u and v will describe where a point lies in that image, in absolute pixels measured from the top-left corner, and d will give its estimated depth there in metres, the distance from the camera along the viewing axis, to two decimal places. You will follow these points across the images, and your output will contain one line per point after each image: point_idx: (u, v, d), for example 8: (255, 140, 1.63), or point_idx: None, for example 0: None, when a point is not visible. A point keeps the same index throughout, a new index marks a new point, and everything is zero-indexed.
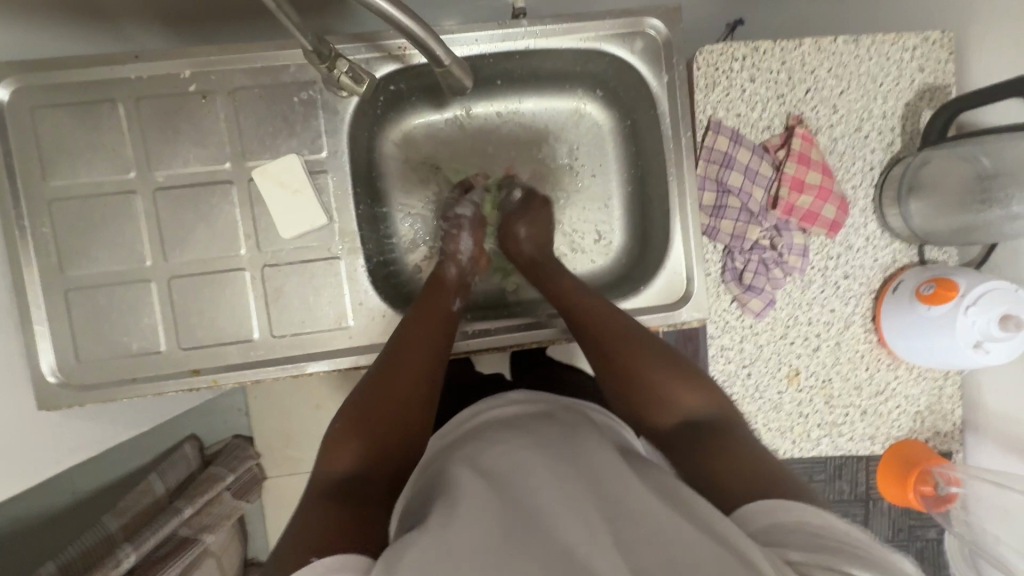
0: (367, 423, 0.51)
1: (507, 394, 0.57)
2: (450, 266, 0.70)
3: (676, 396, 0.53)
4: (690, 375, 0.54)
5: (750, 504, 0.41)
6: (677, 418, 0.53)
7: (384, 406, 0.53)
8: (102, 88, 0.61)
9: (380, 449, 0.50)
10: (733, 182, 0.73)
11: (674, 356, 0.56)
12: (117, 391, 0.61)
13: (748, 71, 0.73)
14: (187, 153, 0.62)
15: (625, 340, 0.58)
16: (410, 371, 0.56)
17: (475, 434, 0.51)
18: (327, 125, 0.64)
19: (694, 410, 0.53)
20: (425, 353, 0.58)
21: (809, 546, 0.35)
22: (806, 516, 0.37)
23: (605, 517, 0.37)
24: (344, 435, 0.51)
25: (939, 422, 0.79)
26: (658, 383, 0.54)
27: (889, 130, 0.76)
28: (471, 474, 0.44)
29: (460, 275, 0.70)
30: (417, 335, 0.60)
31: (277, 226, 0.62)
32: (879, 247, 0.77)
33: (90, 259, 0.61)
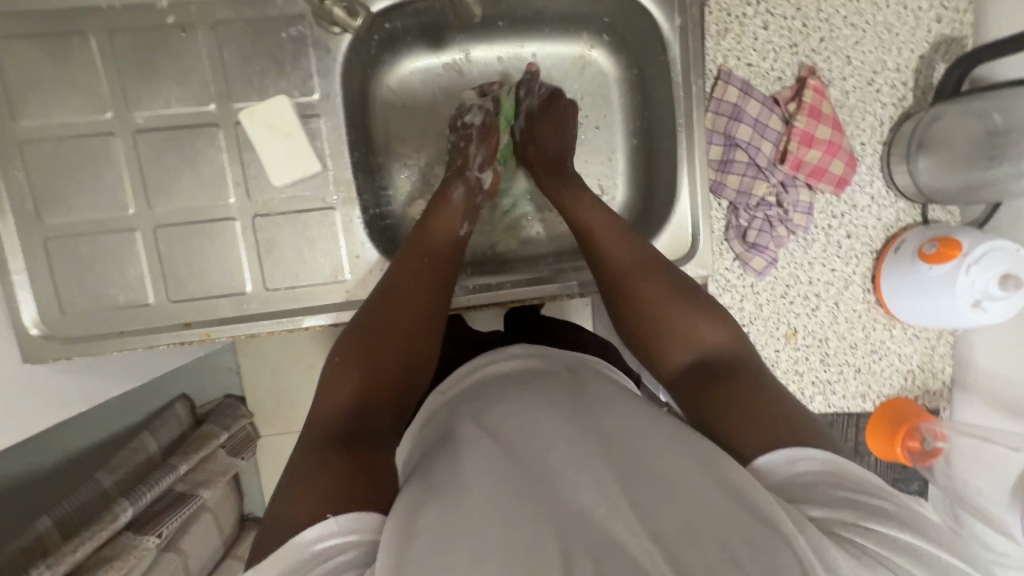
0: (361, 371, 0.50)
1: (509, 348, 0.55)
2: (456, 187, 0.66)
3: (693, 331, 0.52)
4: (708, 311, 0.53)
5: (771, 455, 0.40)
6: (690, 354, 0.52)
7: (379, 356, 0.51)
8: (72, 18, 0.56)
9: (375, 398, 0.50)
10: (742, 136, 0.70)
11: (695, 292, 0.55)
12: (106, 345, 0.59)
13: (761, 18, 0.70)
14: (168, 92, 0.58)
15: (647, 280, 0.56)
16: (406, 322, 0.54)
17: (479, 388, 0.50)
18: (318, 65, 0.60)
19: (709, 343, 0.51)
20: (422, 305, 0.56)
21: (835, 502, 0.37)
22: (833, 470, 0.38)
23: (619, 475, 0.37)
24: (340, 379, 0.50)
25: (929, 379, 0.81)
26: (674, 318, 0.53)
27: (902, 84, 0.73)
28: (475, 435, 0.43)
29: (467, 196, 0.66)
30: (415, 284, 0.57)
31: (268, 173, 0.59)
32: (883, 205, 0.76)
33: (69, 207, 0.58)
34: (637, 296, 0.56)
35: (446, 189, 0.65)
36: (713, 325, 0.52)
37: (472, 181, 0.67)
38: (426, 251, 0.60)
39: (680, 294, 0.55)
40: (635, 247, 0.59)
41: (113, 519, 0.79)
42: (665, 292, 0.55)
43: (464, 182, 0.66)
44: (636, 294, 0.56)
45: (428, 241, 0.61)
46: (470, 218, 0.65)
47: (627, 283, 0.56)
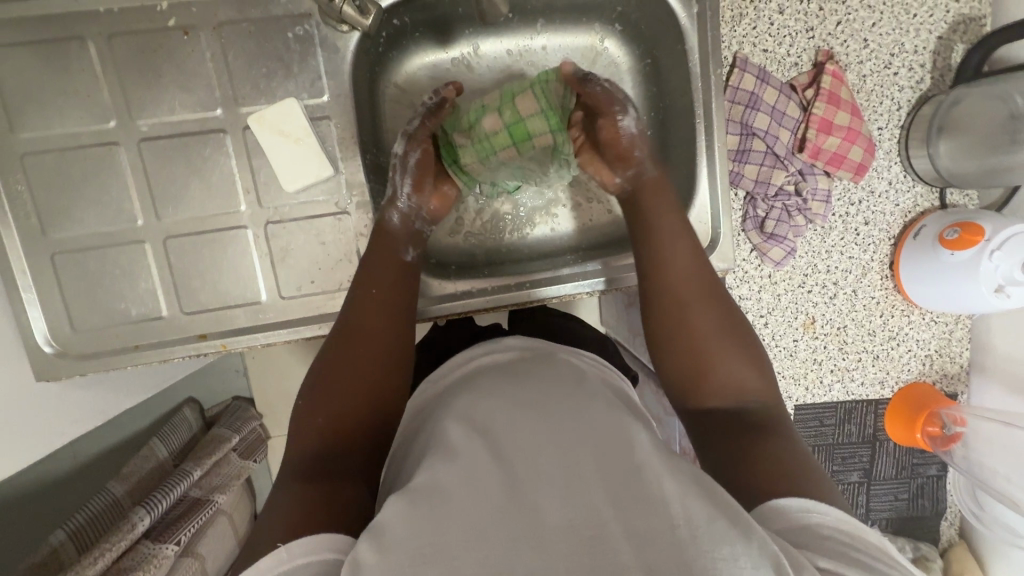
0: (320, 409, 0.49)
1: (503, 341, 0.55)
2: (391, 214, 0.60)
3: (735, 376, 0.52)
4: (756, 357, 0.53)
5: (779, 500, 0.40)
6: (728, 399, 0.51)
7: (334, 393, 0.50)
8: (67, 23, 0.53)
9: (334, 435, 0.48)
10: (759, 124, 0.69)
11: (747, 333, 0.54)
12: (120, 359, 0.58)
13: (778, 1, 0.67)
14: (172, 97, 0.56)
15: (702, 313, 0.54)
16: (356, 356, 0.52)
17: (472, 386, 0.48)
18: (326, 64, 0.58)
19: (748, 390, 0.51)
20: (371, 335, 0.53)
21: (842, 557, 0.34)
22: (841, 528, 0.36)
23: (614, 496, 0.34)
24: (299, 420, 0.49)
25: (947, 363, 0.81)
26: (721, 359, 0.52)
27: (920, 67, 0.72)
28: (458, 430, 0.42)
29: (404, 222, 0.61)
30: (362, 313, 0.54)
31: (278, 177, 0.57)
32: (901, 191, 0.75)
33: (77, 221, 0.56)
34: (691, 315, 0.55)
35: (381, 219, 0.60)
36: (756, 376, 0.52)
37: (407, 207, 0.62)
38: (370, 272, 0.57)
39: (732, 325, 0.54)
40: (697, 269, 0.57)
41: (130, 529, 0.79)
42: (717, 331, 0.54)
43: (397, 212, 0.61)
44: (694, 327, 0.54)
45: (374, 262, 0.58)
46: (413, 241, 0.61)
47: (686, 315, 0.55)
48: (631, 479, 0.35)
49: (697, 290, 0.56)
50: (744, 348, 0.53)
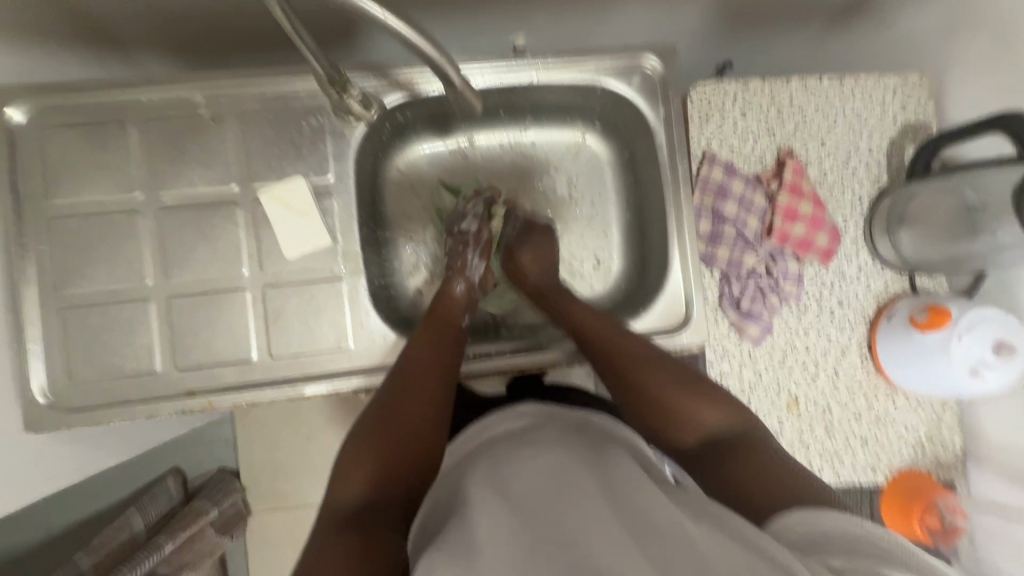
0: (370, 455, 0.52)
1: (521, 405, 0.59)
2: (458, 283, 0.68)
3: (694, 409, 0.55)
4: (707, 392, 0.56)
5: (784, 516, 0.43)
6: (698, 433, 0.55)
7: (386, 442, 0.52)
8: (113, 110, 0.62)
9: (383, 484, 0.51)
10: (728, 212, 0.74)
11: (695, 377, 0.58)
12: (106, 413, 0.60)
13: (740, 107, 0.76)
14: (194, 174, 0.63)
15: (641, 363, 0.59)
16: (409, 407, 0.55)
17: (489, 449, 0.53)
18: (334, 149, 0.65)
19: (714, 422, 0.55)
20: (424, 388, 0.56)
21: (849, 550, 0.37)
22: (848, 523, 0.39)
23: (634, 535, 0.39)
24: (350, 465, 0.52)
25: (940, 451, 0.79)
26: (684, 408, 0.55)
27: (876, 165, 0.79)
28: (483, 487, 0.47)
29: (467, 292, 0.68)
30: (420, 365, 0.59)
31: (280, 245, 0.63)
32: (871, 276, 0.78)
33: (90, 278, 0.61)
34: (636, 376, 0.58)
35: (448, 286, 0.68)
36: (716, 406, 0.55)
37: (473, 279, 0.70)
38: (435, 332, 0.62)
39: (677, 373, 0.58)
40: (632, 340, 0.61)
41: None
42: (660, 377, 0.57)
43: (463, 280, 0.69)
44: (644, 391, 0.57)
45: (439, 323, 0.64)
46: (470, 308, 0.68)
47: (625, 371, 0.59)
48: (645, 519, 0.40)
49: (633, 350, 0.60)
50: (697, 390, 0.56)
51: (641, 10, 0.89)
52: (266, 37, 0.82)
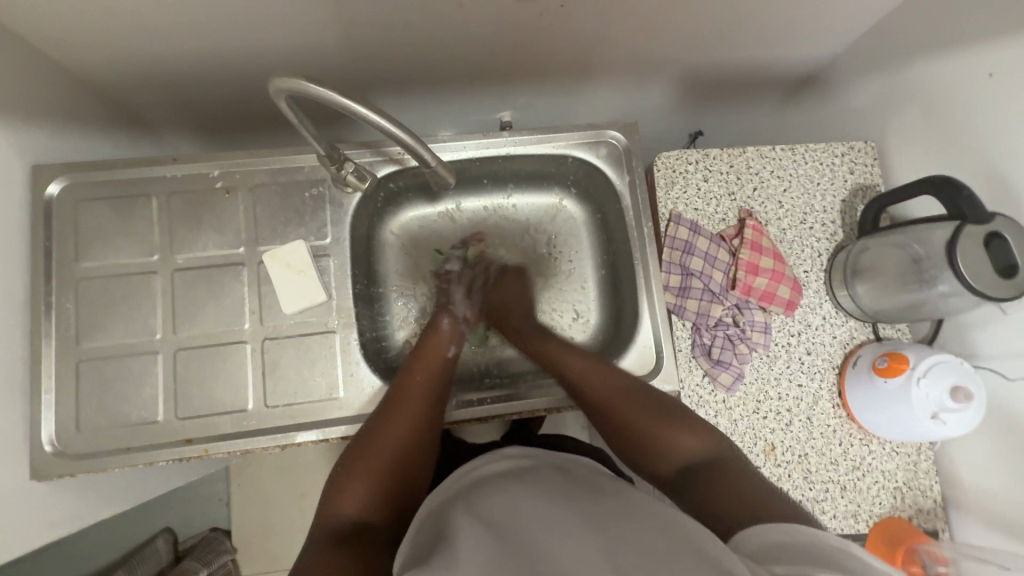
0: (368, 474, 0.56)
1: (505, 452, 0.63)
2: (444, 318, 0.78)
3: (673, 437, 0.60)
4: (685, 421, 0.61)
5: (747, 530, 0.46)
6: (679, 460, 0.59)
7: (383, 463, 0.58)
8: (140, 185, 0.70)
9: (378, 502, 0.55)
10: (695, 267, 0.80)
11: (673, 411, 0.63)
12: (109, 461, 0.63)
13: (701, 173, 0.84)
14: (207, 238, 0.70)
15: (623, 402, 0.65)
16: (403, 432, 0.61)
17: (475, 488, 0.56)
18: (332, 215, 0.73)
19: (690, 449, 0.59)
20: (416, 416, 0.63)
21: (797, 557, 0.40)
22: (797, 539, 0.42)
23: (604, 549, 0.41)
24: (347, 483, 0.56)
25: (919, 498, 0.80)
26: (665, 436, 0.60)
27: (831, 223, 0.85)
28: (468, 521, 0.49)
29: (453, 326, 0.77)
30: (412, 396, 0.65)
31: (280, 301, 0.69)
32: (836, 325, 0.83)
33: (106, 333, 0.67)
34: (619, 406, 0.65)
35: (435, 321, 0.77)
36: (694, 433, 0.60)
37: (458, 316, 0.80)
38: (426, 367, 0.70)
39: (654, 406, 0.64)
40: (614, 377, 0.68)
41: None
42: (640, 413, 0.63)
43: (448, 314, 0.79)
44: (626, 421, 0.63)
45: (430, 359, 0.71)
46: (457, 342, 0.76)
47: (608, 409, 0.66)
48: (617, 537, 0.43)
49: (615, 387, 0.67)
50: (671, 418, 0.62)
51: (613, 89, 1.00)
52: (279, 117, 0.93)
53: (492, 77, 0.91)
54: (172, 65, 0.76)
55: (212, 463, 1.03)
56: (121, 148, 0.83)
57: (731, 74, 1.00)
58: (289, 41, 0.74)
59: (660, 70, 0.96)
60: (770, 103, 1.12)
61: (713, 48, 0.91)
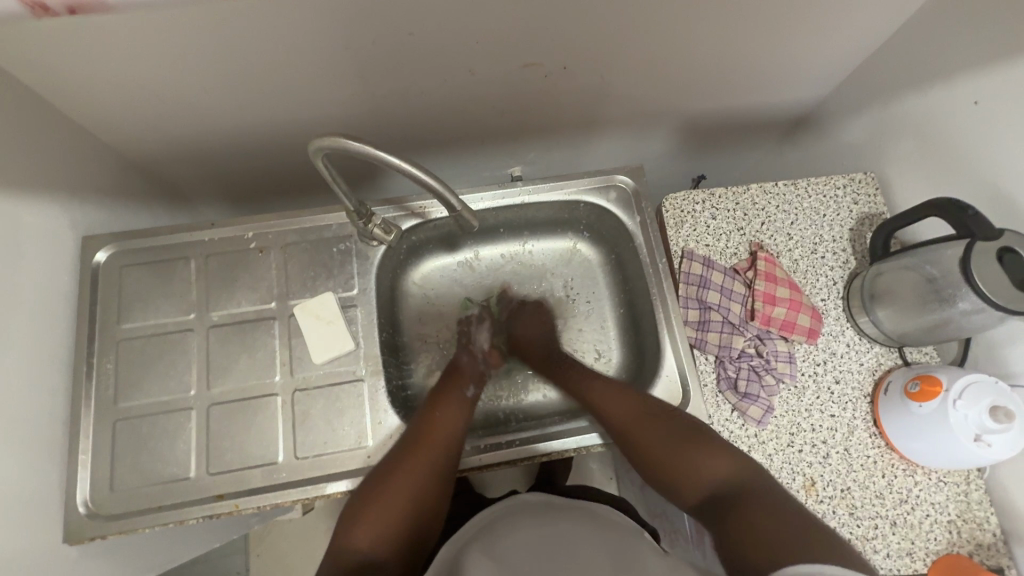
0: (381, 512, 0.59)
1: (522, 496, 0.69)
2: (463, 354, 0.81)
3: (697, 463, 0.62)
4: (706, 446, 0.63)
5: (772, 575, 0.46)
6: (705, 489, 0.61)
7: (398, 503, 0.60)
8: (180, 249, 0.75)
9: (390, 539, 0.58)
10: (712, 300, 0.81)
11: (694, 439, 0.64)
12: (141, 521, 0.63)
13: (708, 211, 0.88)
14: (241, 295, 0.73)
15: (647, 433, 0.66)
16: (419, 467, 0.62)
17: (491, 528, 0.63)
18: (359, 268, 0.76)
19: (715, 477, 0.61)
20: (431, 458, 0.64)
21: None
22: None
23: None
24: (360, 515, 0.59)
25: (976, 531, 0.75)
26: (690, 466, 0.62)
27: (842, 251, 0.87)
28: (486, 565, 0.55)
29: (472, 364, 0.80)
30: (434, 430, 0.66)
31: (309, 352, 0.71)
32: (861, 352, 0.82)
33: (143, 391, 0.69)
34: (642, 434, 0.67)
35: (456, 359, 0.80)
36: (717, 459, 0.62)
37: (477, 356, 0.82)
38: (444, 405, 0.71)
39: (676, 434, 0.65)
40: (633, 404, 0.70)
41: None
42: (665, 444, 0.65)
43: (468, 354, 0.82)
44: (653, 451, 0.65)
45: (450, 402, 0.72)
46: (475, 382, 0.78)
47: (631, 438, 0.67)
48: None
49: (637, 417, 0.68)
50: (694, 449, 0.63)
51: (616, 141, 1.07)
52: (305, 183, 0.99)
53: (503, 135, 0.97)
54: (210, 141, 0.83)
55: (234, 528, 1.01)
56: (158, 218, 0.89)
57: (727, 120, 1.06)
58: (318, 114, 0.81)
59: (660, 119, 1.02)
60: (768, 143, 1.18)
61: (707, 97, 0.97)
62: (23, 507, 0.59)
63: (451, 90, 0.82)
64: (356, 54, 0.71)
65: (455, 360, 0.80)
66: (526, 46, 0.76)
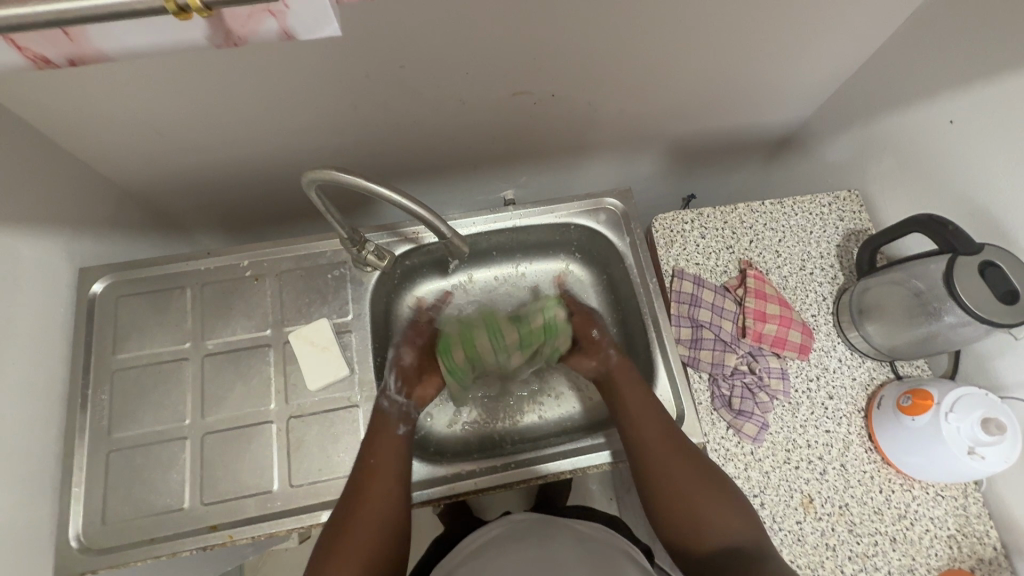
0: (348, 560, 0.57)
1: (513, 518, 0.71)
2: (383, 399, 0.70)
3: (713, 514, 0.62)
4: (726, 497, 0.63)
5: None
6: (716, 537, 0.61)
7: (364, 540, 0.59)
8: (176, 278, 0.76)
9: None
10: (704, 318, 0.82)
11: (714, 483, 0.64)
12: (133, 554, 0.62)
13: (697, 231, 0.89)
14: (237, 324, 0.74)
15: (672, 467, 0.66)
16: (380, 508, 0.61)
17: (480, 551, 0.64)
18: (353, 293, 0.77)
19: (728, 531, 0.61)
20: (387, 501, 0.62)
21: None
22: None
23: None
24: (326, 567, 0.57)
25: (977, 546, 0.74)
26: (708, 513, 0.62)
27: (830, 267, 0.88)
28: None
29: (396, 407, 0.71)
30: (383, 470, 0.64)
31: (304, 379, 0.71)
32: (853, 366, 0.83)
33: (138, 421, 0.69)
34: (665, 465, 0.66)
35: (408, 399, 0.76)
36: (737, 516, 0.62)
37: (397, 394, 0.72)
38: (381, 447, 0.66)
39: (699, 471, 0.65)
40: (667, 429, 0.69)
41: None
42: (683, 479, 0.65)
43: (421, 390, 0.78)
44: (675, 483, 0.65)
45: (384, 439, 0.67)
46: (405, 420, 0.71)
47: (655, 466, 0.66)
48: None
49: (667, 446, 0.67)
50: (713, 496, 0.63)
51: (606, 164, 1.09)
52: (300, 211, 1.01)
53: (495, 160, 0.99)
54: (207, 173, 0.85)
55: (227, 559, 0.99)
56: (155, 248, 0.90)
57: (713, 142, 1.08)
58: (313, 144, 0.83)
59: (647, 143, 1.05)
60: (755, 163, 1.20)
61: (692, 121, 1.00)
62: (15, 542, 0.58)
63: (444, 119, 0.85)
64: (351, 87, 0.73)
65: (376, 407, 0.69)
66: (515, 75, 0.78)
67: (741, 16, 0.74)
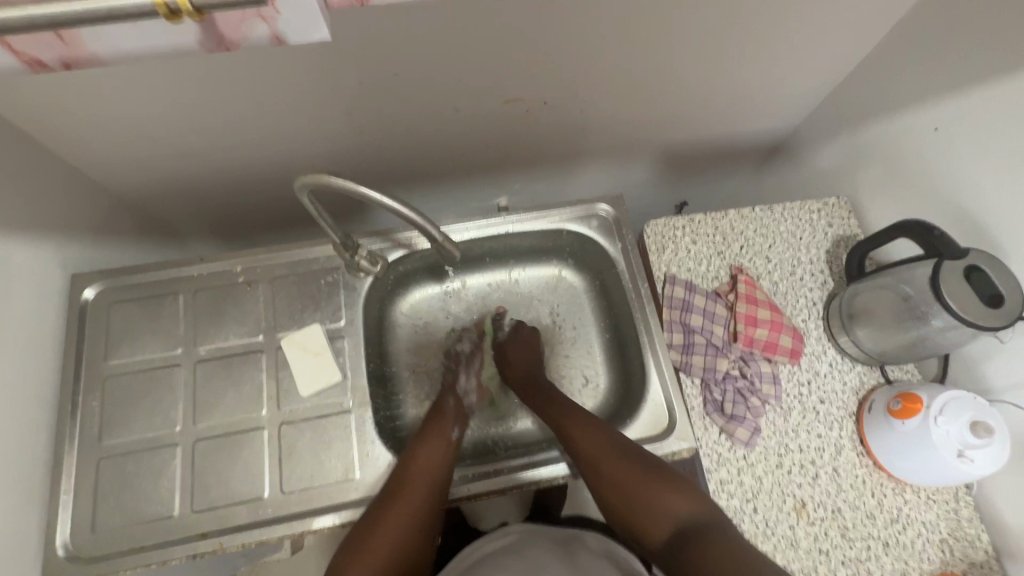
0: (375, 553, 0.59)
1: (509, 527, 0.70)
2: (448, 398, 0.79)
3: (663, 501, 0.62)
4: (674, 484, 0.63)
5: None
6: (669, 525, 0.60)
7: (389, 544, 0.60)
8: (168, 284, 0.76)
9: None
10: (695, 323, 0.83)
11: (661, 473, 0.64)
12: (122, 563, 0.62)
13: (689, 237, 0.90)
14: (229, 330, 0.74)
15: (617, 465, 0.65)
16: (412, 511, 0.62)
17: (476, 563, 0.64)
18: (346, 299, 0.77)
19: (680, 514, 0.60)
20: (419, 505, 0.63)
21: None
22: None
23: None
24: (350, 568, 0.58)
25: (969, 550, 0.74)
26: (658, 501, 0.62)
27: (820, 272, 0.89)
28: None
29: (457, 407, 0.78)
30: (421, 474, 0.65)
31: (296, 385, 0.71)
32: (844, 371, 0.83)
33: (129, 428, 0.68)
34: (609, 463, 0.66)
35: (440, 402, 0.78)
36: (682, 498, 0.62)
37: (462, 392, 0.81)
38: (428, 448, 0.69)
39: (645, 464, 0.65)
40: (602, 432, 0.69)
41: None
42: (629, 473, 0.64)
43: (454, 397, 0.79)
44: (620, 481, 0.64)
45: (432, 440, 0.70)
46: (460, 424, 0.76)
47: (598, 465, 0.66)
48: None
49: (605, 445, 0.67)
50: (661, 485, 0.63)
51: (598, 171, 1.10)
52: (293, 218, 1.01)
53: (488, 168, 1.00)
54: (201, 179, 0.85)
55: (218, 569, 0.98)
56: (147, 255, 0.90)
57: (704, 150, 1.10)
58: (307, 151, 0.84)
59: (639, 150, 1.06)
60: (746, 170, 1.22)
61: (682, 129, 1.01)
62: (2, 551, 0.57)
63: (437, 126, 0.85)
64: (345, 94, 0.74)
65: (443, 404, 0.78)
66: (507, 83, 0.79)
67: (729, 25, 0.76)
